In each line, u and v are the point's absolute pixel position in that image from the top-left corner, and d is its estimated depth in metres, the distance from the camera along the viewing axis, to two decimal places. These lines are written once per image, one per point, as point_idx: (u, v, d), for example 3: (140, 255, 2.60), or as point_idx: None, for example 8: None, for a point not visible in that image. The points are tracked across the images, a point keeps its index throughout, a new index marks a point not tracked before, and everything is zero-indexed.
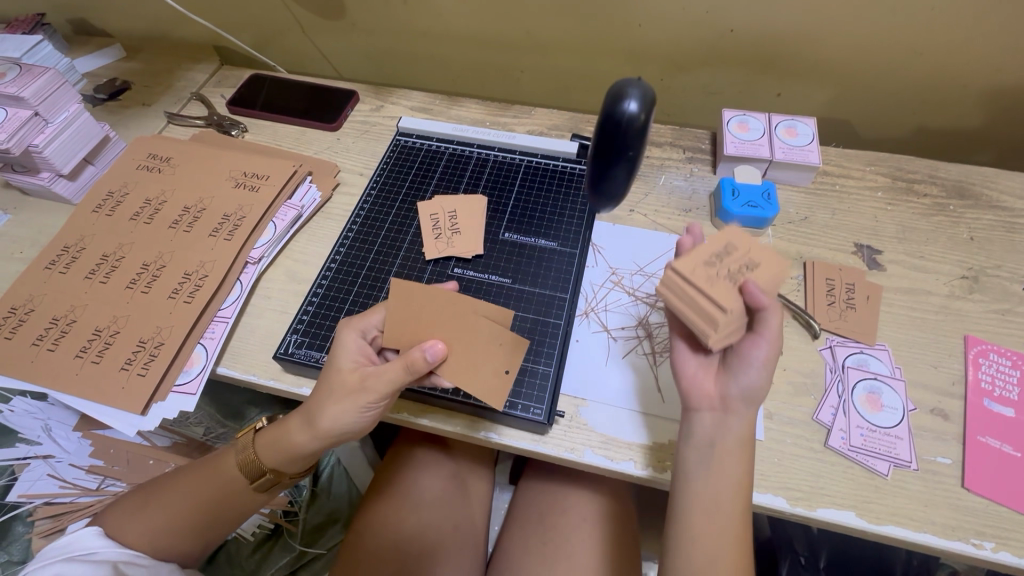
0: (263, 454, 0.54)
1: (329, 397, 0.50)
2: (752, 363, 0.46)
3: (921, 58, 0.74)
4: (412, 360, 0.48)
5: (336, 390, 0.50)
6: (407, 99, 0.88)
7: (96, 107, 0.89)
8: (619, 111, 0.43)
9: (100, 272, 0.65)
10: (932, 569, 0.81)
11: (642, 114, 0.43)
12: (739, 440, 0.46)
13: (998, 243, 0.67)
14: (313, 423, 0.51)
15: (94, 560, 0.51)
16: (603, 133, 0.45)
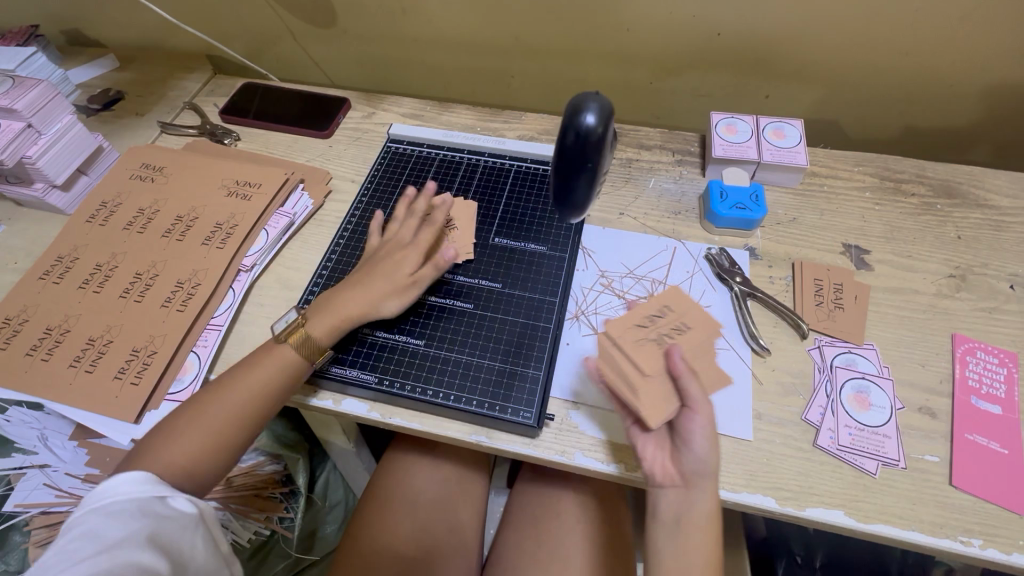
0: (315, 327, 0.58)
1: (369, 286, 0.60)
2: (694, 434, 0.49)
3: (907, 58, 0.75)
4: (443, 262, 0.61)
5: (380, 278, 0.60)
6: (399, 106, 0.88)
7: (90, 117, 0.90)
8: (577, 125, 0.43)
9: (93, 282, 0.66)
10: (927, 568, 0.81)
11: (599, 128, 0.43)
12: (704, 512, 0.49)
13: (986, 242, 0.68)
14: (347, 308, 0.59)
15: None
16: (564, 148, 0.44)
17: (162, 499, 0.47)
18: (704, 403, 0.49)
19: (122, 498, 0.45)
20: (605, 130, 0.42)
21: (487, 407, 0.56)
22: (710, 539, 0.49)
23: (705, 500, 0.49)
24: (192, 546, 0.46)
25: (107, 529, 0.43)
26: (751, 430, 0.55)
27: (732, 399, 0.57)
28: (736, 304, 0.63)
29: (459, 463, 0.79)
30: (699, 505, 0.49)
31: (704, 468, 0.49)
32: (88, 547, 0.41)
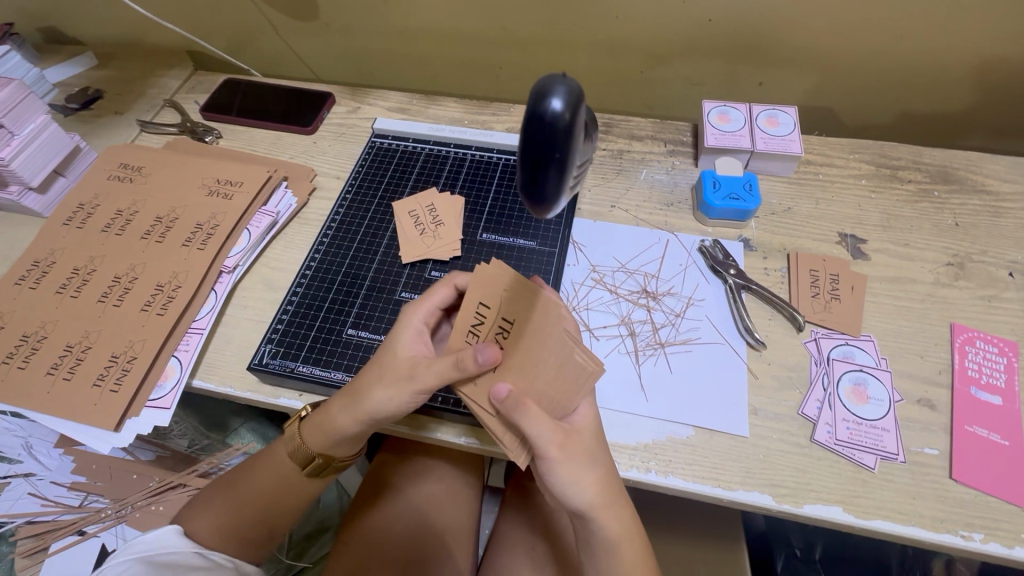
0: (308, 438, 0.52)
1: (377, 381, 0.48)
2: (552, 474, 0.44)
3: (903, 41, 0.73)
4: (466, 362, 0.43)
5: (388, 374, 0.48)
6: (384, 100, 0.86)
7: (67, 117, 0.87)
8: (539, 112, 0.32)
9: (71, 286, 0.64)
10: (926, 558, 0.81)
11: (569, 114, 0.32)
12: (610, 537, 0.47)
13: (984, 228, 0.66)
14: (357, 405, 0.49)
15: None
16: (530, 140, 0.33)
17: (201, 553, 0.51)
18: (552, 440, 0.43)
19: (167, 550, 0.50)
20: (572, 116, 0.32)
21: None
22: (626, 558, 0.47)
23: (606, 528, 0.46)
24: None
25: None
26: (747, 426, 0.54)
27: (727, 394, 0.56)
28: (730, 297, 0.62)
29: (452, 464, 0.78)
30: (601, 533, 0.47)
31: (578, 504, 0.45)
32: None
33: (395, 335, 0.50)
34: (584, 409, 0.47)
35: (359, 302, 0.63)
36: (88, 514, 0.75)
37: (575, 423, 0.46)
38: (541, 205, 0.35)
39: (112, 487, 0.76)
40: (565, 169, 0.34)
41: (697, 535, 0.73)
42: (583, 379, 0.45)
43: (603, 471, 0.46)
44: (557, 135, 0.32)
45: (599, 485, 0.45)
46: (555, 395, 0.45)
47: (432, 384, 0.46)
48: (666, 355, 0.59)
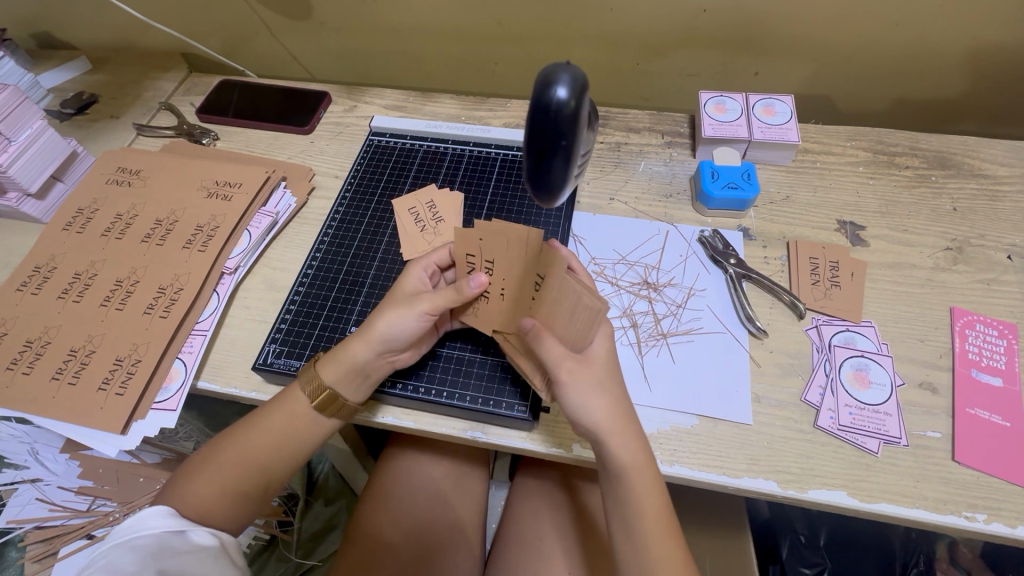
0: (326, 371, 0.53)
1: (386, 308, 0.53)
2: (566, 393, 0.47)
3: (898, 28, 0.73)
4: (462, 286, 0.50)
5: (396, 303, 0.53)
6: (381, 98, 0.86)
7: (63, 122, 0.87)
8: (545, 100, 0.33)
9: (73, 291, 0.64)
10: (929, 541, 0.81)
11: (575, 103, 0.33)
12: (625, 464, 0.47)
13: (981, 212, 0.67)
14: (367, 331, 0.52)
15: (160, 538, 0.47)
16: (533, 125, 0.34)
17: (184, 533, 0.47)
18: (562, 364, 0.46)
19: (146, 533, 0.45)
20: (579, 105, 0.33)
21: (481, 402, 0.55)
22: (641, 489, 0.47)
23: (619, 453, 0.47)
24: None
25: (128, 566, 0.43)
26: (751, 414, 0.54)
27: (729, 383, 0.56)
28: (731, 287, 0.62)
29: (457, 459, 0.78)
30: (616, 458, 0.47)
31: (590, 424, 0.47)
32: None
33: (401, 277, 0.56)
34: (598, 340, 0.48)
35: (361, 299, 0.63)
36: (96, 518, 0.75)
37: (592, 353, 0.48)
38: (549, 188, 0.37)
39: (119, 490, 0.77)
40: (571, 154, 0.35)
41: (702, 524, 0.74)
42: (594, 317, 0.44)
43: (616, 399, 0.47)
44: (563, 124, 0.33)
45: (611, 408, 0.47)
46: (571, 326, 0.46)
47: (436, 304, 0.51)
48: (669, 345, 0.59)
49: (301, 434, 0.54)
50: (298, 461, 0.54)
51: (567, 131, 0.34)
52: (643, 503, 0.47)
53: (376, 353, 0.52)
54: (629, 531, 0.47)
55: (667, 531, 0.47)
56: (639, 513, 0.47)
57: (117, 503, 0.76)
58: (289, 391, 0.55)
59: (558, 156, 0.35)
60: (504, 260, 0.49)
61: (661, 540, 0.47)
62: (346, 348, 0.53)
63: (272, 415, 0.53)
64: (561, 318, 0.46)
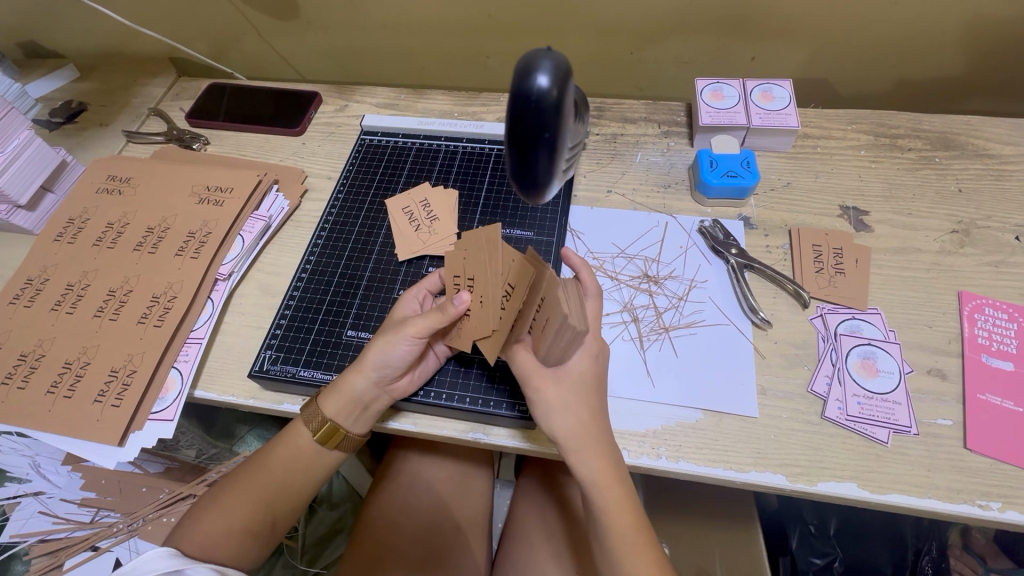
0: (326, 404, 0.52)
1: (377, 336, 0.52)
2: (534, 404, 0.48)
3: (898, 7, 0.71)
4: (446, 306, 0.48)
5: (387, 330, 0.52)
6: (372, 96, 0.85)
7: (53, 132, 0.86)
8: (527, 90, 0.31)
9: (66, 302, 0.63)
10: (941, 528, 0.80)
11: (557, 91, 0.32)
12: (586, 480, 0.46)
13: (988, 193, 0.65)
14: (361, 362, 0.51)
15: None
16: (511, 116, 0.33)
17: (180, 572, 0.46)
18: (532, 377, 0.48)
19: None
20: (560, 93, 0.31)
21: (480, 403, 0.54)
22: (607, 504, 0.46)
23: (582, 466, 0.47)
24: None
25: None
26: (756, 407, 0.53)
27: (733, 376, 0.55)
28: (733, 278, 0.61)
29: (462, 459, 0.78)
30: (579, 471, 0.47)
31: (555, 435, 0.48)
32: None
33: (394, 306, 0.56)
34: (579, 357, 0.49)
35: (357, 302, 0.62)
36: (100, 529, 0.74)
37: (568, 369, 0.49)
38: (535, 184, 0.35)
39: (122, 501, 0.76)
40: (557, 147, 0.34)
41: (711, 518, 0.73)
42: (577, 336, 0.41)
43: (590, 414, 0.48)
44: (546, 115, 0.31)
45: (578, 423, 0.47)
46: (548, 340, 0.44)
47: (422, 328, 0.49)
48: (671, 339, 0.58)
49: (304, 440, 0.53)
50: (300, 467, 0.53)
51: (551, 123, 0.33)
52: (613, 519, 0.46)
53: (375, 387, 0.52)
54: (602, 542, 0.47)
55: (641, 548, 0.46)
56: (606, 525, 0.46)
57: (120, 513, 0.76)
58: (293, 427, 0.54)
59: (542, 150, 0.33)
60: (484, 274, 0.48)
61: (634, 554, 0.45)
62: (346, 380, 0.52)
63: (277, 451, 0.54)
64: (548, 337, 0.44)
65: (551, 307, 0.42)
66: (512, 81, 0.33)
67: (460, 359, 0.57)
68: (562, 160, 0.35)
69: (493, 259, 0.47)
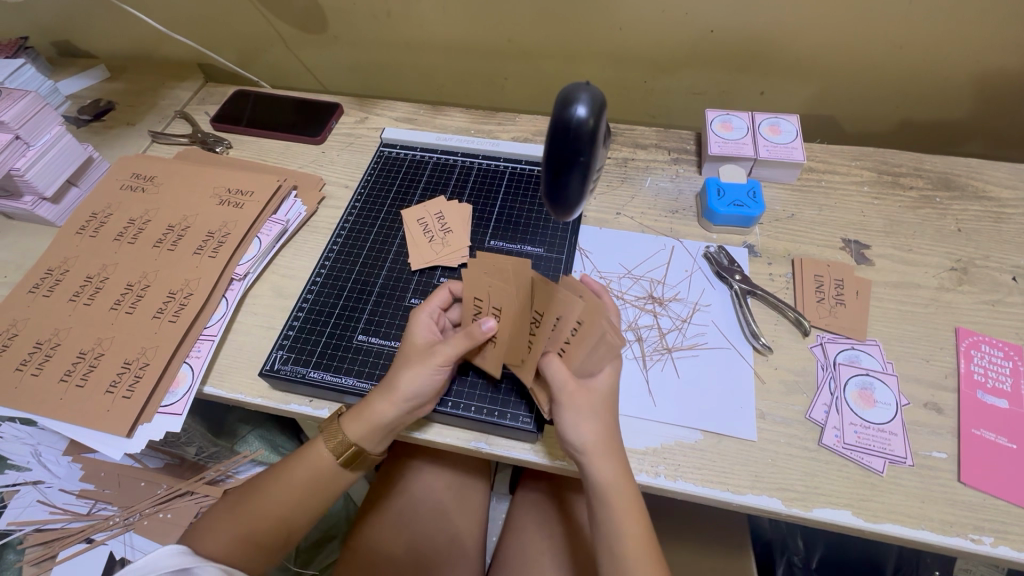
0: (348, 427, 0.53)
1: (402, 364, 0.53)
2: (565, 413, 0.49)
3: (902, 52, 0.74)
4: (475, 331, 0.51)
5: (412, 357, 0.53)
6: (392, 110, 0.88)
7: (80, 128, 0.89)
8: (566, 117, 0.34)
9: (84, 294, 0.65)
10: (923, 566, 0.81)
11: (593, 120, 0.34)
12: (601, 486, 0.48)
13: (986, 233, 0.67)
14: (390, 389, 0.52)
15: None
16: (549, 141, 0.36)
17: (188, 570, 0.46)
18: (567, 389, 0.49)
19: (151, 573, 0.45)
20: (597, 121, 0.34)
21: (486, 413, 0.55)
22: (620, 510, 0.48)
23: (600, 473, 0.48)
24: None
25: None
26: (755, 430, 0.54)
27: (733, 399, 0.56)
28: (736, 303, 0.62)
29: (460, 470, 0.78)
30: (595, 477, 0.48)
31: (578, 445, 0.49)
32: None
33: (409, 329, 0.56)
34: (604, 371, 0.51)
35: (369, 308, 0.64)
36: (96, 521, 0.74)
37: (593, 383, 0.51)
38: (565, 203, 0.38)
39: (120, 495, 0.76)
40: (589, 170, 0.37)
41: (703, 541, 0.73)
42: (610, 352, 0.49)
43: (607, 427, 0.49)
44: (583, 141, 0.34)
45: (601, 433, 0.49)
46: (581, 358, 0.50)
47: (451, 355, 0.52)
48: (673, 360, 0.59)
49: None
50: (304, 470, 0.54)
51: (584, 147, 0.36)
52: (623, 523, 0.48)
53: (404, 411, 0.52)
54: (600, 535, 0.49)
55: (643, 548, 0.48)
56: (614, 524, 0.48)
57: (117, 507, 0.76)
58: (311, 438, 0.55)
59: (575, 172, 0.36)
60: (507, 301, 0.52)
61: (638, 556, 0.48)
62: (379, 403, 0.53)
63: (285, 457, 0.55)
64: (579, 356, 0.50)
65: (594, 326, 0.48)
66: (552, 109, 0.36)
67: (463, 381, 0.57)
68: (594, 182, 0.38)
69: (513, 285, 0.52)
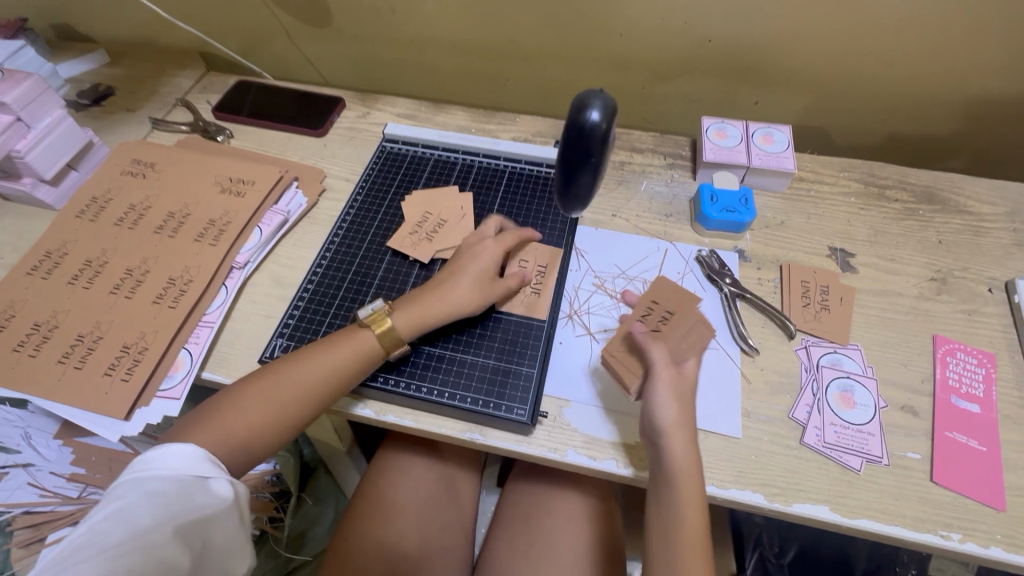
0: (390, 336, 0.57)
1: (424, 293, 0.59)
2: (653, 389, 0.52)
3: (892, 68, 0.77)
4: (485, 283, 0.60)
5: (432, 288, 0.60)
6: (394, 106, 0.89)
7: (79, 112, 0.89)
8: (581, 123, 0.41)
9: (83, 277, 0.65)
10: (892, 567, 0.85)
11: (605, 124, 0.41)
12: (672, 468, 0.50)
13: (965, 246, 0.70)
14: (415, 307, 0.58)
15: (168, 479, 0.45)
16: (566, 141, 0.43)
17: (205, 479, 0.46)
18: (665, 368, 0.54)
19: (168, 475, 0.45)
20: (609, 124, 0.41)
21: (481, 404, 0.56)
22: (685, 496, 0.49)
23: (673, 455, 0.50)
24: (219, 531, 0.45)
25: (139, 515, 0.42)
26: (740, 428, 0.56)
27: (720, 397, 0.58)
28: (726, 305, 0.64)
29: (452, 462, 0.80)
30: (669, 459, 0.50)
31: (659, 423, 0.51)
32: (116, 531, 0.41)
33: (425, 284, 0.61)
34: (692, 362, 0.55)
35: (369, 300, 0.65)
36: (86, 505, 0.75)
37: (683, 370, 0.55)
38: (575, 193, 0.46)
39: (112, 479, 0.77)
40: (597, 168, 0.44)
41: None
42: (698, 338, 0.56)
43: (687, 410, 0.52)
44: (593, 144, 0.42)
45: (677, 417, 0.51)
46: (676, 337, 0.57)
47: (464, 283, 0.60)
48: None
49: (295, 414, 0.54)
50: None
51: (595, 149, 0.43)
52: (686, 513, 0.49)
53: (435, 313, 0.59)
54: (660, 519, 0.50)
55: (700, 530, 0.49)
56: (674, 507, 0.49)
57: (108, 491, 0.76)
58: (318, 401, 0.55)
59: (586, 171, 0.44)
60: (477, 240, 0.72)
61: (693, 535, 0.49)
62: (446, 286, 0.59)
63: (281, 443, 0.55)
64: (674, 335, 0.57)
65: (687, 310, 0.59)
66: (568, 113, 0.43)
67: (457, 371, 0.59)
68: (601, 178, 0.45)
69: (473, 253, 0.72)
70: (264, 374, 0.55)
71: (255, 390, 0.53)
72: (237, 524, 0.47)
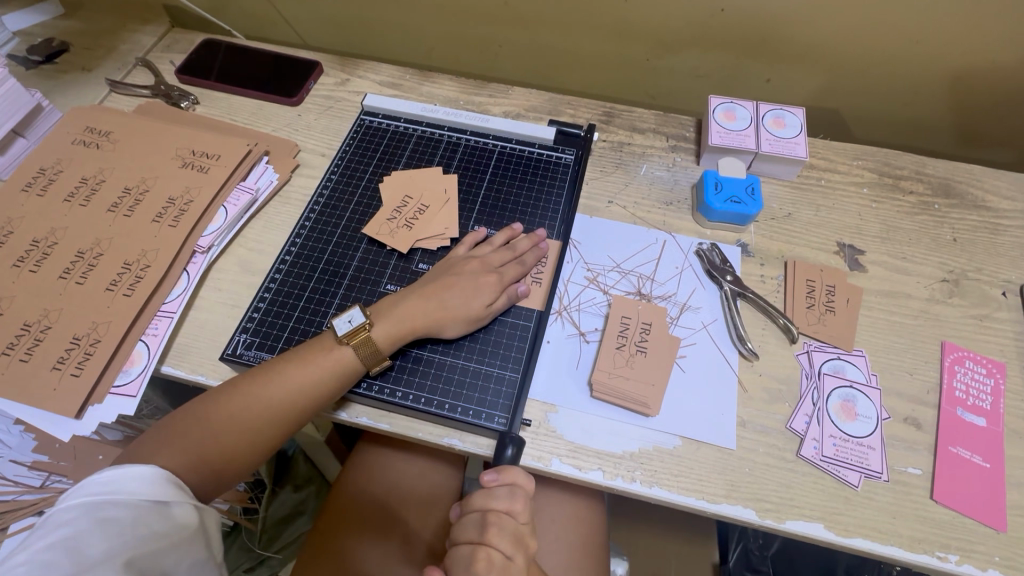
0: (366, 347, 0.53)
1: (407, 306, 0.55)
2: None
3: (918, 47, 0.71)
4: (471, 300, 0.56)
5: (416, 301, 0.55)
6: (375, 73, 0.81)
7: (30, 70, 0.81)
8: None
9: (30, 258, 0.60)
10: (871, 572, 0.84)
11: None
12: None
13: (981, 245, 0.66)
14: (394, 317, 0.54)
15: (125, 504, 0.41)
16: None
17: (165, 505, 0.43)
18: None
19: (126, 500, 0.41)
20: None
21: (459, 411, 0.53)
22: None
23: None
24: (180, 560, 0.42)
25: (89, 546, 0.38)
26: (734, 439, 0.53)
27: (716, 405, 0.55)
28: (725, 304, 0.60)
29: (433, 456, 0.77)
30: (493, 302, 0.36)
31: None
32: (61, 565, 0.36)
33: (407, 296, 0.56)
34: None
35: (342, 292, 0.60)
36: (50, 495, 0.71)
37: None
38: None
39: (77, 468, 0.73)
40: None
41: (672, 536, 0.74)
42: None
43: None
44: None
45: None
46: None
47: (448, 300, 0.55)
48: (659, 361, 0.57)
49: (260, 417, 0.50)
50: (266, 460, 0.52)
51: None
52: None
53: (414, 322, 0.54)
54: None
55: None
56: None
57: (73, 481, 0.73)
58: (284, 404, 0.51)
59: None
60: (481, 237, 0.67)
61: None
62: (430, 301, 0.55)
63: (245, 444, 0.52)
64: None
65: None
66: None
67: (435, 374, 0.55)
68: None
69: None
70: (225, 384, 0.52)
71: (220, 400, 0.50)
72: (200, 552, 0.44)
